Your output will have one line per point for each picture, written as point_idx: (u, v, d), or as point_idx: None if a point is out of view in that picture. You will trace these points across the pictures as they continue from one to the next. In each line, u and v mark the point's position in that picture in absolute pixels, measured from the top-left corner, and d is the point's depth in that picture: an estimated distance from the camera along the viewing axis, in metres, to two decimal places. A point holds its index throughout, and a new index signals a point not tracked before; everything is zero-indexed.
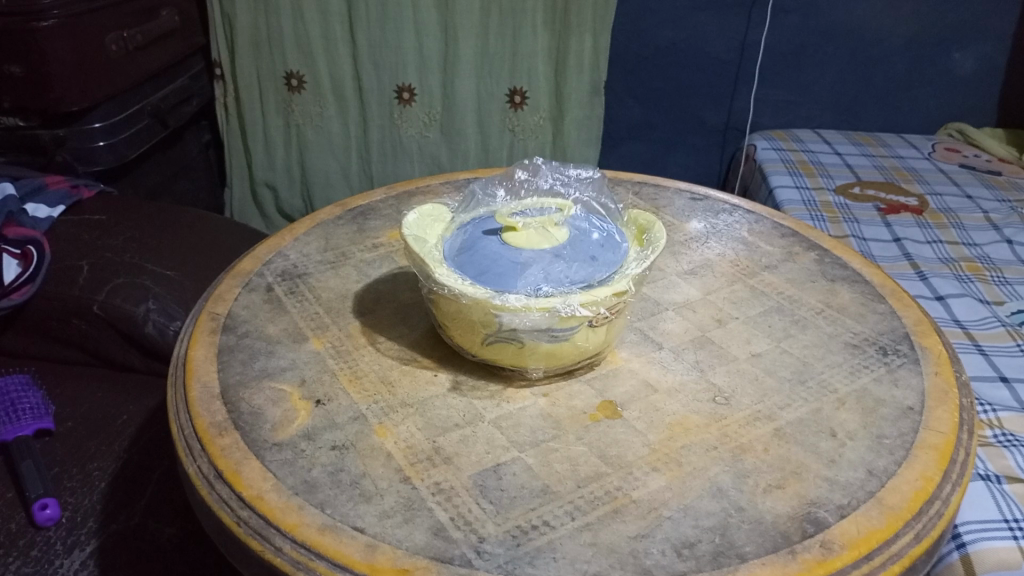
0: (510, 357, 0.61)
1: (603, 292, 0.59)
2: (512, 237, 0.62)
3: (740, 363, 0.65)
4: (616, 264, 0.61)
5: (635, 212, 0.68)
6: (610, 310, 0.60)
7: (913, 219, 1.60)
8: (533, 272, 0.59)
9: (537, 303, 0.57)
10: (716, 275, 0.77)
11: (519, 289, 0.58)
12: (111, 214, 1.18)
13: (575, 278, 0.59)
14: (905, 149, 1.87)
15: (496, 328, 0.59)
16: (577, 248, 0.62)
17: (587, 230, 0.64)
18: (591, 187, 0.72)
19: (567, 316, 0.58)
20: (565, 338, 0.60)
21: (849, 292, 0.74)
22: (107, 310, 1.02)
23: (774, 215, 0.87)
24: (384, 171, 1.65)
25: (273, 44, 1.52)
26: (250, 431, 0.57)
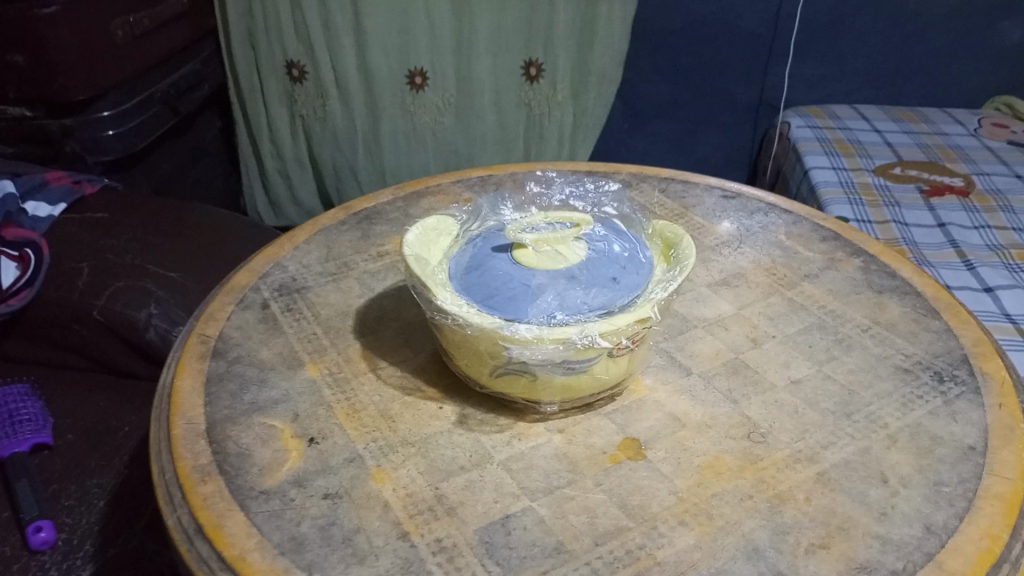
0: (522, 390, 0.55)
1: (627, 320, 0.52)
2: (523, 256, 0.56)
3: (778, 393, 0.59)
4: (641, 286, 0.55)
5: (661, 224, 0.62)
6: (633, 339, 0.54)
7: (958, 202, 1.51)
8: (548, 296, 0.53)
9: (551, 334, 0.51)
10: (750, 286, 0.70)
11: (530, 318, 0.52)
12: (114, 211, 1.14)
13: (592, 305, 0.53)
14: (948, 125, 1.76)
15: (507, 359, 0.53)
16: (594, 270, 0.55)
17: (607, 250, 0.57)
18: (611, 198, 0.66)
19: (585, 348, 0.52)
20: (582, 371, 0.54)
21: (898, 306, 0.67)
22: (108, 315, 0.97)
23: (813, 215, 0.80)
24: (397, 164, 1.58)
25: (273, 32, 1.47)
26: (236, 477, 0.52)
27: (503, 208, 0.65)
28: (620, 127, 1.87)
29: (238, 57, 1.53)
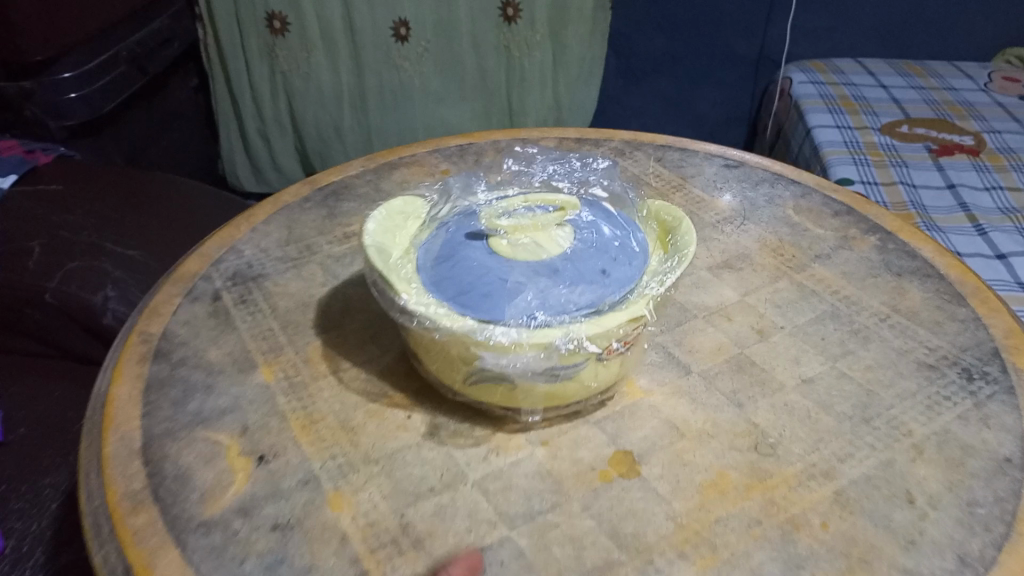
0: (499, 398, 0.49)
1: (618, 321, 0.46)
2: (500, 245, 0.49)
3: (789, 394, 0.53)
4: (634, 279, 0.48)
5: (657, 204, 0.55)
6: (625, 341, 0.47)
7: (968, 161, 1.43)
8: (529, 293, 0.46)
9: (531, 338, 0.44)
10: (756, 270, 0.64)
11: (508, 319, 0.45)
12: (70, 182, 1.06)
13: (579, 303, 0.46)
14: (958, 80, 1.68)
15: (481, 366, 0.47)
16: (581, 261, 0.48)
17: (596, 237, 0.50)
18: (603, 176, 0.60)
19: (570, 353, 0.45)
20: (567, 377, 0.47)
21: (920, 291, 0.60)
22: (60, 298, 0.90)
23: (824, 185, 0.73)
24: (383, 121, 1.49)
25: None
26: (172, 506, 0.45)
27: (479, 190, 0.58)
28: (614, 84, 1.78)
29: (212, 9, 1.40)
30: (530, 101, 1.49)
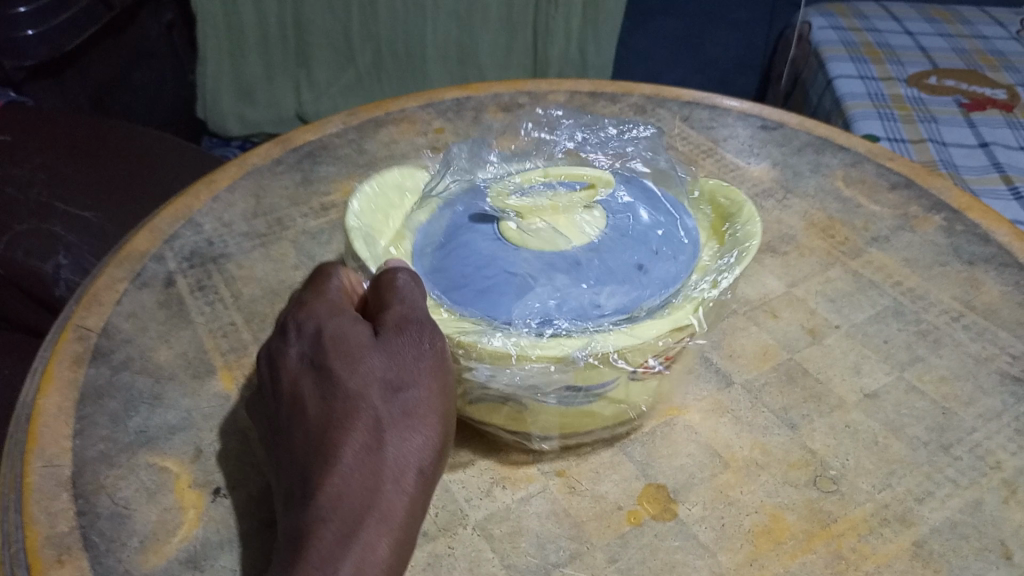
0: (504, 422, 0.40)
1: (658, 332, 0.37)
2: (510, 232, 0.39)
3: (850, 413, 0.44)
4: (679, 279, 0.39)
5: (715, 186, 0.47)
6: (661, 357, 0.38)
7: (1002, 117, 1.33)
8: (546, 295, 0.37)
9: (543, 350, 0.36)
10: (803, 255, 0.54)
11: (518, 323, 0.36)
12: (19, 135, 0.95)
13: (607, 307, 0.37)
14: (987, 27, 1.59)
15: (482, 382, 0.38)
16: (612, 252, 0.39)
17: (634, 223, 0.41)
18: (648, 147, 0.50)
19: (596, 368, 0.37)
20: (589, 399, 0.39)
21: (996, 282, 0.51)
22: (7, 266, 0.80)
23: (875, 151, 0.63)
24: (393, 33, 1.37)
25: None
26: (106, 554, 0.37)
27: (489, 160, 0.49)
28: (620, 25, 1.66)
29: None
30: (551, 51, 1.33)
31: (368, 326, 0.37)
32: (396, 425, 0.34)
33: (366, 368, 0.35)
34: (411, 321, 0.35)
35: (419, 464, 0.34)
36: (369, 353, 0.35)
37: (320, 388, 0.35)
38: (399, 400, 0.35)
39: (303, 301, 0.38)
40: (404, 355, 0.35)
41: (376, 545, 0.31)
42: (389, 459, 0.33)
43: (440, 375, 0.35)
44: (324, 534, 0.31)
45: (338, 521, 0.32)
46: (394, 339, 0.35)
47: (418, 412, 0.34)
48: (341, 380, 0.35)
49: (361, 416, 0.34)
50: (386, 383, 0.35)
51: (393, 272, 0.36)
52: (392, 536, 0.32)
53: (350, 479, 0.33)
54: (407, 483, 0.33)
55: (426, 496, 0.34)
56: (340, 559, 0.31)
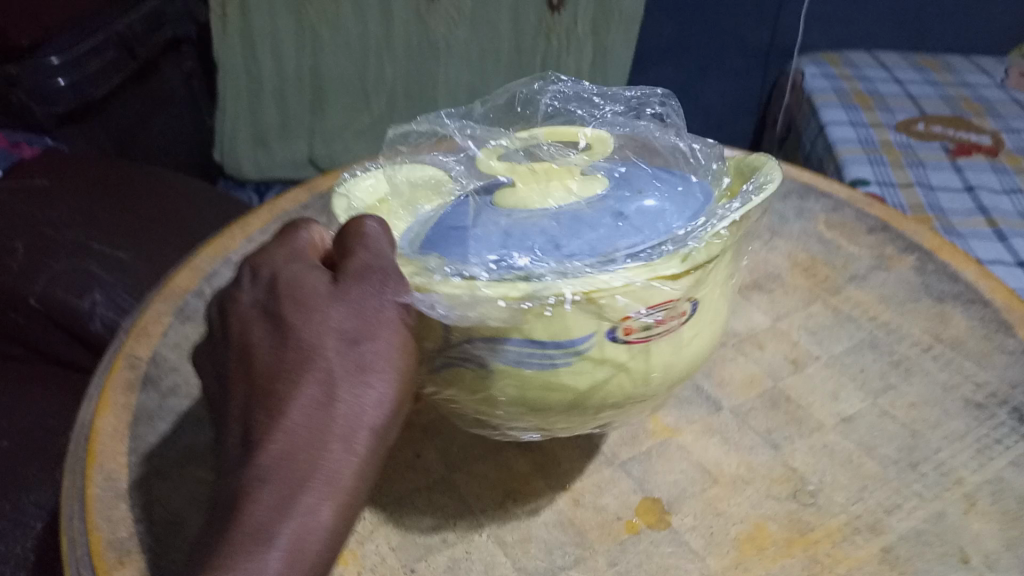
0: (471, 394, 0.40)
1: (627, 270, 0.35)
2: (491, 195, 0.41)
3: (828, 435, 0.49)
4: (667, 227, 0.37)
5: (747, 165, 0.46)
6: (642, 308, 0.36)
7: (987, 162, 1.39)
8: (507, 236, 0.37)
9: (490, 284, 0.34)
10: (787, 292, 0.60)
11: (476, 263, 0.36)
12: (56, 178, 1.01)
13: (575, 247, 0.36)
14: (973, 76, 1.66)
15: (443, 341, 0.37)
16: (595, 203, 0.38)
17: (628, 182, 0.41)
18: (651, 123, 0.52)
19: (557, 309, 0.35)
20: (568, 362, 0.37)
21: (963, 317, 0.56)
22: (46, 302, 0.85)
23: (855, 196, 0.69)
24: (409, 78, 1.45)
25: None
26: (162, 556, 0.41)
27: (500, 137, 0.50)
28: None
29: None
30: None
31: (327, 276, 0.35)
32: (349, 381, 0.31)
33: (322, 317, 0.33)
34: (373, 272, 0.34)
35: (372, 426, 0.31)
36: (326, 302, 0.33)
37: (270, 335, 0.33)
38: (355, 353, 0.32)
39: (271, 247, 0.37)
40: (363, 309, 0.33)
41: (318, 510, 0.29)
42: (338, 414, 0.31)
43: (399, 331, 0.34)
44: (263, 498, 0.29)
45: (278, 480, 0.29)
46: (354, 287, 0.34)
47: (374, 370, 0.32)
48: (293, 332, 0.33)
49: (311, 370, 0.31)
50: (340, 336, 0.32)
51: (359, 221, 0.36)
52: (337, 503, 0.29)
53: (293, 434, 0.30)
54: (356, 441, 0.31)
55: (378, 457, 0.32)
56: (279, 525, 0.28)
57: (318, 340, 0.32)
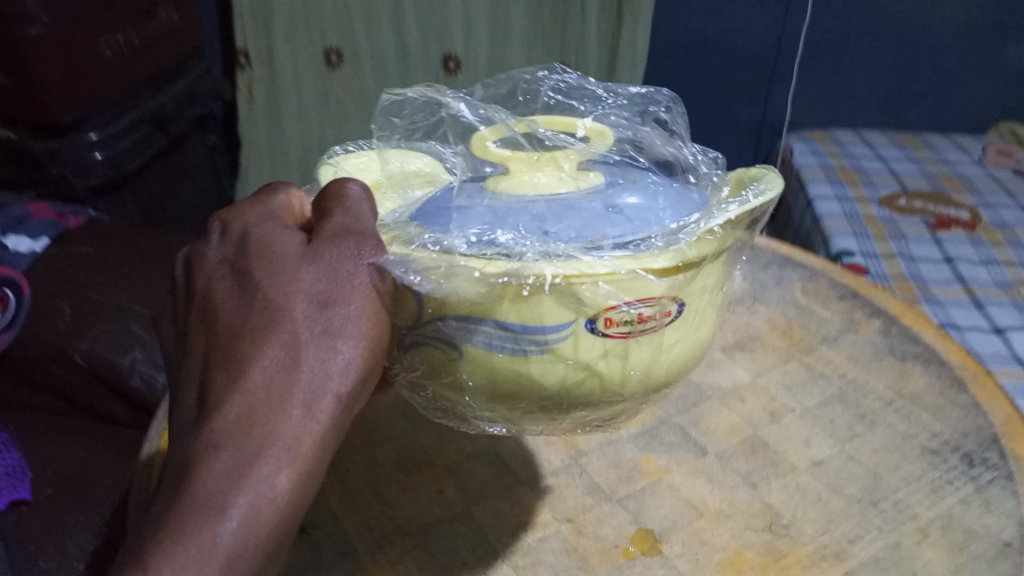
0: (443, 376, 0.43)
1: (615, 259, 0.38)
2: (493, 184, 0.43)
3: (800, 477, 0.55)
4: (659, 221, 0.40)
5: (748, 177, 0.49)
6: (628, 298, 0.39)
7: (965, 236, 1.47)
8: (498, 218, 0.40)
9: (470, 263, 0.38)
10: (766, 352, 0.67)
11: (464, 242, 0.39)
12: (98, 245, 1.09)
13: (565, 238, 0.38)
14: (953, 153, 1.76)
15: (415, 318, 0.40)
16: (589, 199, 0.41)
17: (626, 186, 0.43)
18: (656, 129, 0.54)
19: (534, 292, 0.38)
20: (543, 351, 0.40)
21: (923, 375, 0.64)
22: (91, 360, 0.93)
23: (829, 267, 0.77)
24: None
25: (313, 22, 1.54)
26: None
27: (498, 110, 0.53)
28: None
29: (271, 51, 1.57)
30: None
31: (301, 237, 0.38)
32: (314, 343, 0.34)
33: (293, 278, 0.35)
34: (345, 237, 0.37)
35: (334, 390, 0.34)
36: (297, 264, 0.36)
37: (240, 291, 0.36)
38: (324, 315, 0.35)
39: (247, 205, 0.40)
40: (332, 272, 0.36)
41: (277, 471, 0.32)
42: (302, 377, 0.33)
43: (371, 297, 0.36)
44: (224, 452, 0.31)
45: (237, 437, 0.32)
46: (327, 249, 0.36)
47: (340, 334, 0.35)
48: (264, 291, 0.35)
49: (278, 331, 0.34)
50: (309, 298, 0.35)
51: (342, 185, 0.40)
52: (296, 463, 0.32)
53: (255, 395, 0.32)
54: (316, 406, 0.33)
55: (338, 421, 0.34)
56: (239, 478, 0.31)
57: (287, 299, 0.35)
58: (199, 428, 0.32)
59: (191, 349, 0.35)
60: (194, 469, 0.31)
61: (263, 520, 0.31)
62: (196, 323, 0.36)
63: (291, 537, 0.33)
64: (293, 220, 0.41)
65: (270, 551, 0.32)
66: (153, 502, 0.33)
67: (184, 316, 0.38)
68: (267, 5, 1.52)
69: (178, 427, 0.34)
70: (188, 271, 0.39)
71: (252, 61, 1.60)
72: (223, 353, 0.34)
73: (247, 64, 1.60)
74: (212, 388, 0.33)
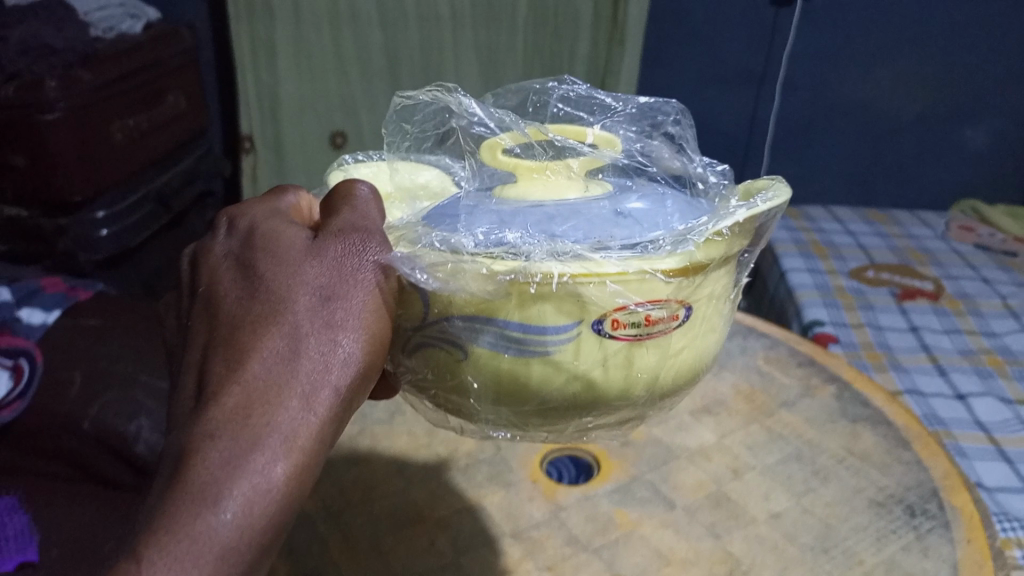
0: (452, 377, 0.47)
1: (624, 259, 0.42)
2: (501, 188, 0.49)
3: (759, 527, 0.61)
4: (668, 225, 0.45)
5: (751, 189, 0.53)
6: (638, 299, 0.43)
7: (930, 306, 1.55)
8: (508, 218, 0.45)
9: (479, 259, 0.42)
10: (731, 415, 0.74)
11: (473, 238, 0.43)
12: (106, 316, 1.15)
13: (576, 237, 0.43)
14: (917, 228, 1.86)
15: (421, 320, 0.45)
16: (596, 208, 0.46)
17: (629, 199, 0.48)
18: (663, 143, 0.60)
19: (544, 287, 0.42)
20: (548, 351, 0.44)
21: (871, 435, 0.70)
22: (97, 427, 0.98)
23: (790, 338, 0.85)
24: None
25: (323, 109, 1.68)
26: None
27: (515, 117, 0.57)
28: None
29: (279, 139, 1.69)
30: None
31: (307, 234, 0.42)
32: (317, 335, 0.38)
33: (297, 274, 0.39)
34: (350, 234, 0.41)
35: (332, 382, 0.37)
36: (300, 260, 0.40)
37: (246, 283, 0.40)
38: (327, 308, 0.39)
39: (256, 204, 0.44)
40: (333, 270, 0.40)
41: (273, 461, 0.35)
42: (303, 367, 0.37)
43: (372, 292, 0.40)
44: (225, 435, 0.35)
45: (236, 424, 0.35)
46: (332, 246, 0.41)
47: (339, 329, 0.39)
48: (268, 286, 0.39)
49: (280, 323, 0.38)
50: (310, 293, 0.39)
51: (353, 187, 0.44)
52: (293, 452, 0.35)
53: (257, 383, 0.36)
54: (315, 399, 0.37)
55: (337, 412, 0.38)
56: (238, 461, 0.34)
57: (292, 293, 0.38)
58: (200, 411, 0.36)
59: (197, 339, 0.39)
60: (195, 455, 0.34)
61: (261, 504, 0.34)
62: (201, 314, 0.40)
63: (287, 525, 0.36)
64: (299, 218, 0.46)
65: (266, 535, 0.35)
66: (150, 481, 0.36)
67: (190, 308, 0.42)
68: (276, 92, 1.62)
69: (178, 411, 0.38)
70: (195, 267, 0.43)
71: (258, 145, 1.68)
72: (226, 341, 0.37)
73: (252, 148, 1.68)
74: (213, 374, 0.37)
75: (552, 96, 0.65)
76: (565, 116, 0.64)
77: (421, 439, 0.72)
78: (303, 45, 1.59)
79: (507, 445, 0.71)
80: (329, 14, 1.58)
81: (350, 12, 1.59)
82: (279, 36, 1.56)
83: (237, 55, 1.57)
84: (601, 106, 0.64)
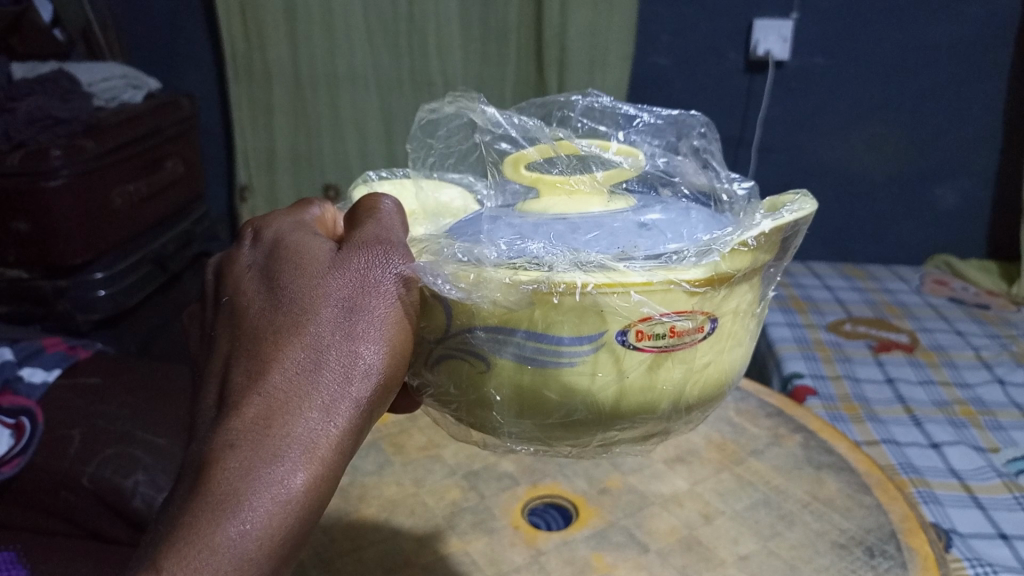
0: (473, 387, 0.51)
1: (649, 270, 0.46)
2: (524, 205, 0.55)
3: (727, 568, 0.64)
4: (693, 237, 0.51)
5: (775, 202, 0.58)
6: (663, 309, 0.47)
7: (905, 357, 1.58)
8: (536, 228, 0.50)
9: (505, 268, 0.46)
10: (703, 463, 0.78)
11: (496, 249, 0.48)
12: (106, 375, 1.19)
13: (599, 248, 0.48)
14: (892, 282, 1.92)
15: (443, 331, 0.50)
16: (619, 219, 0.52)
17: (652, 213, 0.53)
18: (689, 159, 0.67)
19: (566, 297, 0.46)
20: (564, 364, 0.48)
21: (835, 481, 0.75)
22: (96, 482, 1.01)
23: (762, 392, 0.91)
24: None
25: (316, 164, 1.81)
26: None
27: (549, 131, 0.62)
28: None
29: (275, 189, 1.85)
30: None
31: (333, 246, 0.47)
32: (337, 346, 0.43)
33: (321, 290, 0.44)
34: (373, 246, 0.46)
35: (351, 394, 0.42)
36: (325, 276, 0.44)
37: (270, 295, 0.45)
38: (348, 318, 0.43)
39: (284, 218, 0.49)
40: (355, 285, 0.44)
41: (292, 471, 0.40)
42: (323, 378, 0.42)
43: (395, 303, 0.45)
44: (246, 446, 0.40)
45: (255, 435, 0.40)
46: (355, 260, 0.45)
47: (359, 343, 0.43)
48: (294, 301, 0.44)
49: (304, 338, 0.42)
50: (332, 308, 0.43)
51: (379, 200, 0.49)
52: (312, 461, 0.40)
53: (277, 395, 0.41)
54: (335, 408, 0.41)
55: (358, 419, 0.42)
56: (258, 471, 0.39)
57: (315, 307, 0.43)
58: (227, 422, 0.41)
59: (225, 349, 0.44)
60: (219, 465, 0.40)
61: (280, 510, 0.39)
62: (233, 325, 0.45)
63: (308, 527, 0.41)
64: (324, 229, 0.51)
65: (286, 539, 0.40)
66: (182, 481, 0.42)
67: (216, 320, 0.47)
68: (272, 145, 1.81)
69: (208, 416, 0.43)
70: (228, 275, 0.48)
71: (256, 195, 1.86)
72: (253, 355, 0.42)
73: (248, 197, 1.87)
74: (239, 387, 0.42)
75: (576, 109, 0.69)
76: (587, 129, 0.69)
77: (409, 489, 0.76)
78: (300, 105, 1.76)
79: (490, 494, 0.75)
80: (325, 78, 1.72)
81: (348, 76, 1.72)
82: (276, 97, 1.75)
83: (237, 113, 1.79)
84: (625, 117, 0.70)
